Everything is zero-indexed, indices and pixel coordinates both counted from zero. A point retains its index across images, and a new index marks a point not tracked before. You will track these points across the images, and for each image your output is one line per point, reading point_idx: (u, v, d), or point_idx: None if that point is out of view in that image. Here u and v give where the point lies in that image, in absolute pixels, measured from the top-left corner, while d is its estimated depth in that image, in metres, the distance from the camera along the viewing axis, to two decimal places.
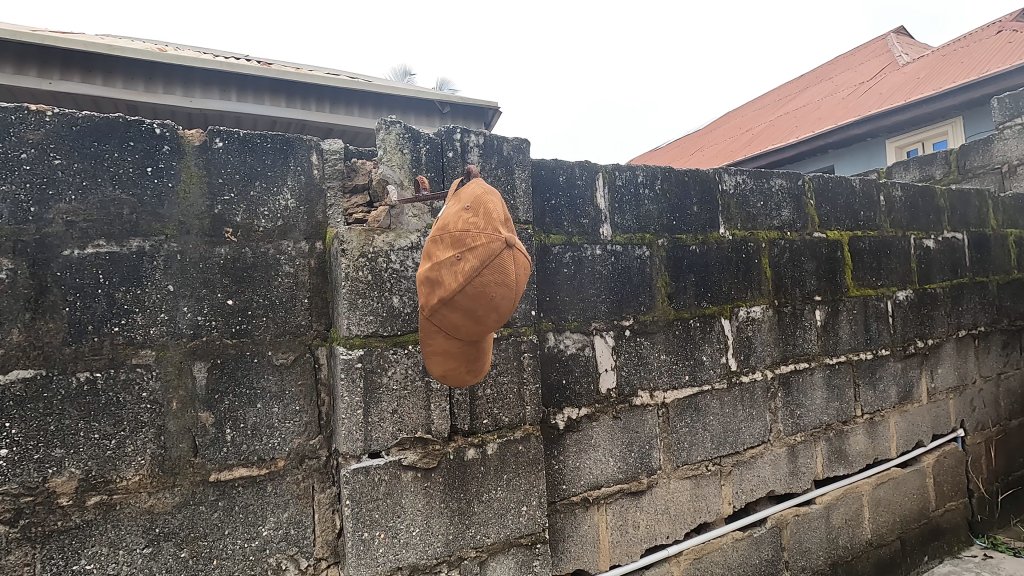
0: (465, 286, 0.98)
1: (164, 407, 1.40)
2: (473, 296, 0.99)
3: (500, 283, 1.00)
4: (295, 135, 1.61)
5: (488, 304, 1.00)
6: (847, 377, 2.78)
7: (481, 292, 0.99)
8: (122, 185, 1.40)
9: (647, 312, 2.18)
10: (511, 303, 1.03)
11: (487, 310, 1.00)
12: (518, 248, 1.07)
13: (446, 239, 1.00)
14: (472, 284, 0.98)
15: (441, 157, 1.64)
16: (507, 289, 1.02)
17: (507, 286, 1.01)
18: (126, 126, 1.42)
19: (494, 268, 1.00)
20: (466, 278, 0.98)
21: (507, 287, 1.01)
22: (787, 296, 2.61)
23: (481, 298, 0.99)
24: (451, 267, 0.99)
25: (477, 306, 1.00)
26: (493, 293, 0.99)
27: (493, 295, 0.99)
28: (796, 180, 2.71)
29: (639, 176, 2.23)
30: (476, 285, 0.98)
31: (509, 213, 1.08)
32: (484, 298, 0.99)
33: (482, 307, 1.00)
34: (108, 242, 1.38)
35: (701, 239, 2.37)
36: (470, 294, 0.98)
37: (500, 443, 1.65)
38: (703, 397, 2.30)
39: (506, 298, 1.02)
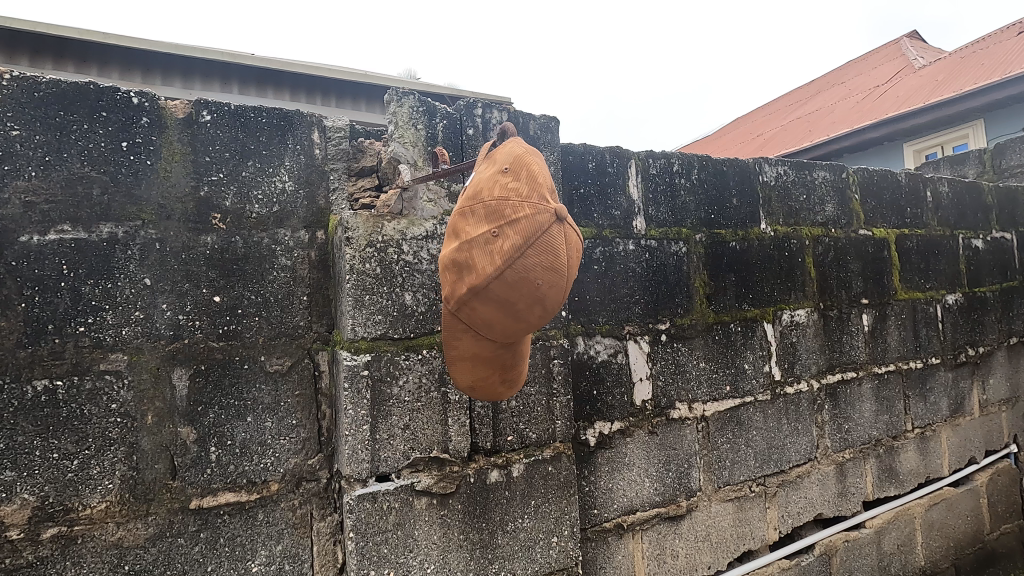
0: (505, 270, 0.80)
1: (137, 422, 1.19)
2: (513, 283, 0.80)
3: (547, 267, 0.82)
4: (294, 109, 1.41)
5: (533, 292, 0.81)
6: (896, 388, 2.55)
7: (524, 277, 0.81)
8: (92, 161, 1.21)
9: (684, 315, 1.96)
10: (561, 293, 0.84)
11: (530, 301, 0.82)
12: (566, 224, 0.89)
13: (480, 212, 0.83)
14: (513, 267, 0.80)
15: (460, 134, 1.43)
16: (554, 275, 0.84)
17: (556, 271, 0.82)
18: (98, 94, 1.22)
19: (540, 247, 0.81)
20: (506, 260, 0.80)
21: (555, 272, 0.83)
22: (833, 298, 2.38)
23: (523, 285, 0.81)
24: (488, 246, 0.81)
25: (518, 295, 0.81)
26: (538, 279, 0.81)
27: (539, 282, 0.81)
28: (840, 173, 2.49)
29: (674, 164, 2.02)
30: (518, 269, 0.80)
31: (553, 180, 0.90)
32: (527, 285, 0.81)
33: (525, 297, 0.81)
34: (74, 227, 1.18)
35: (741, 235, 2.15)
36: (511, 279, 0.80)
37: (527, 463, 1.43)
38: (746, 409, 2.07)
39: (555, 286, 0.83)
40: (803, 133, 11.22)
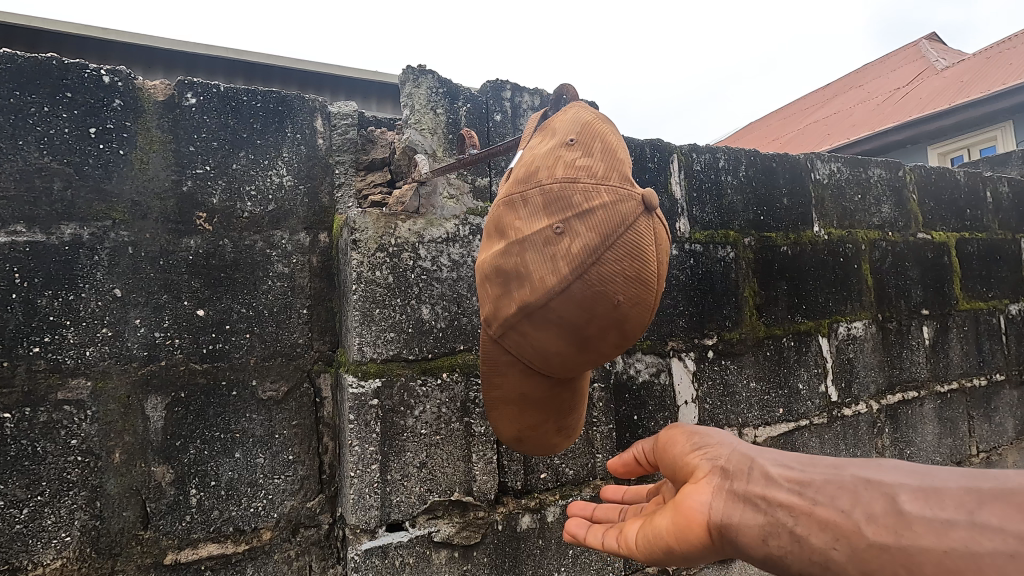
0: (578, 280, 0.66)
1: (102, 461, 1.00)
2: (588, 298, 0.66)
3: (628, 276, 0.67)
4: (293, 92, 1.22)
5: (611, 309, 0.68)
6: (960, 408, 2.30)
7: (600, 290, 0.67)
8: (53, 150, 1.02)
9: (733, 329, 1.74)
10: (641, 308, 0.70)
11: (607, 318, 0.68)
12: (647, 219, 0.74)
13: (542, 204, 0.68)
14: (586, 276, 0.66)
15: (487, 120, 1.24)
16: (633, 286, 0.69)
17: (639, 281, 0.68)
18: (62, 70, 1.03)
19: (618, 250, 0.67)
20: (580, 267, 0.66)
21: (635, 283, 0.68)
22: (892, 309, 2.15)
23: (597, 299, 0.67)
24: (550, 247, 0.67)
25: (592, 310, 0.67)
26: (616, 292, 0.66)
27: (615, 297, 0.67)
28: (895, 170, 2.27)
29: (719, 160, 1.81)
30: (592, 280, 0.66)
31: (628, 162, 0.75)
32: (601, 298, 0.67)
33: (600, 312, 0.68)
34: (29, 228, 0.99)
35: (792, 239, 1.93)
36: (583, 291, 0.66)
37: (563, 506, 1.22)
38: (801, 435, 1.84)
39: (636, 300, 0.69)
40: (822, 136, 10.95)
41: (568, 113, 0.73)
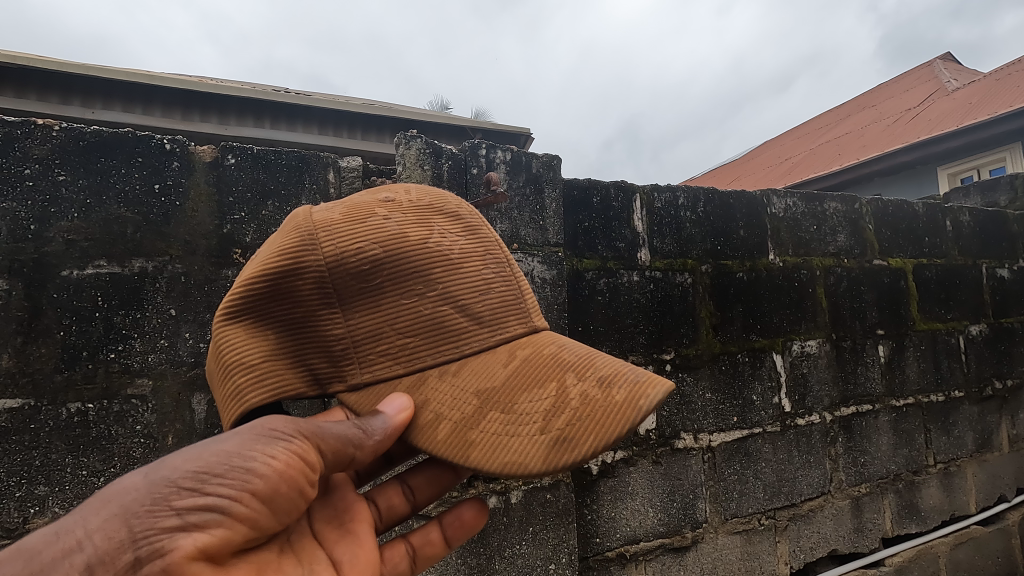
0: (582, 407, 0.77)
1: (159, 442, 1.29)
2: (536, 330, 0.91)
3: (390, 251, 0.84)
4: (311, 151, 1.52)
5: (629, 366, 0.84)
6: (916, 422, 2.49)
7: (562, 357, 0.84)
8: (127, 202, 1.33)
9: (690, 345, 1.99)
10: (407, 247, 0.85)
11: (627, 369, 0.83)
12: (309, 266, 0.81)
13: (375, 341, 0.82)
14: (620, 402, 0.78)
15: (465, 173, 1.53)
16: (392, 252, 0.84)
17: (392, 243, 0.84)
18: (135, 142, 1.35)
19: (383, 266, 0.83)
20: (546, 364, 0.82)
21: (395, 248, 0.84)
22: (846, 329, 2.37)
23: (434, 313, 0.84)
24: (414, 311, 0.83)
25: (593, 366, 0.83)
26: (416, 281, 0.84)
27: (419, 271, 0.85)
28: (851, 204, 2.50)
29: (679, 198, 2.06)
30: (629, 403, 0.77)
31: (283, 289, 0.81)
32: (542, 343, 0.87)
33: (589, 367, 0.83)
34: (109, 262, 1.29)
35: (748, 266, 2.17)
36: (602, 412, 0.76)
37: (526, 490, 1.48)
38: (754, 440, 2.05)
39: (398, 249, 0.84)
40: None
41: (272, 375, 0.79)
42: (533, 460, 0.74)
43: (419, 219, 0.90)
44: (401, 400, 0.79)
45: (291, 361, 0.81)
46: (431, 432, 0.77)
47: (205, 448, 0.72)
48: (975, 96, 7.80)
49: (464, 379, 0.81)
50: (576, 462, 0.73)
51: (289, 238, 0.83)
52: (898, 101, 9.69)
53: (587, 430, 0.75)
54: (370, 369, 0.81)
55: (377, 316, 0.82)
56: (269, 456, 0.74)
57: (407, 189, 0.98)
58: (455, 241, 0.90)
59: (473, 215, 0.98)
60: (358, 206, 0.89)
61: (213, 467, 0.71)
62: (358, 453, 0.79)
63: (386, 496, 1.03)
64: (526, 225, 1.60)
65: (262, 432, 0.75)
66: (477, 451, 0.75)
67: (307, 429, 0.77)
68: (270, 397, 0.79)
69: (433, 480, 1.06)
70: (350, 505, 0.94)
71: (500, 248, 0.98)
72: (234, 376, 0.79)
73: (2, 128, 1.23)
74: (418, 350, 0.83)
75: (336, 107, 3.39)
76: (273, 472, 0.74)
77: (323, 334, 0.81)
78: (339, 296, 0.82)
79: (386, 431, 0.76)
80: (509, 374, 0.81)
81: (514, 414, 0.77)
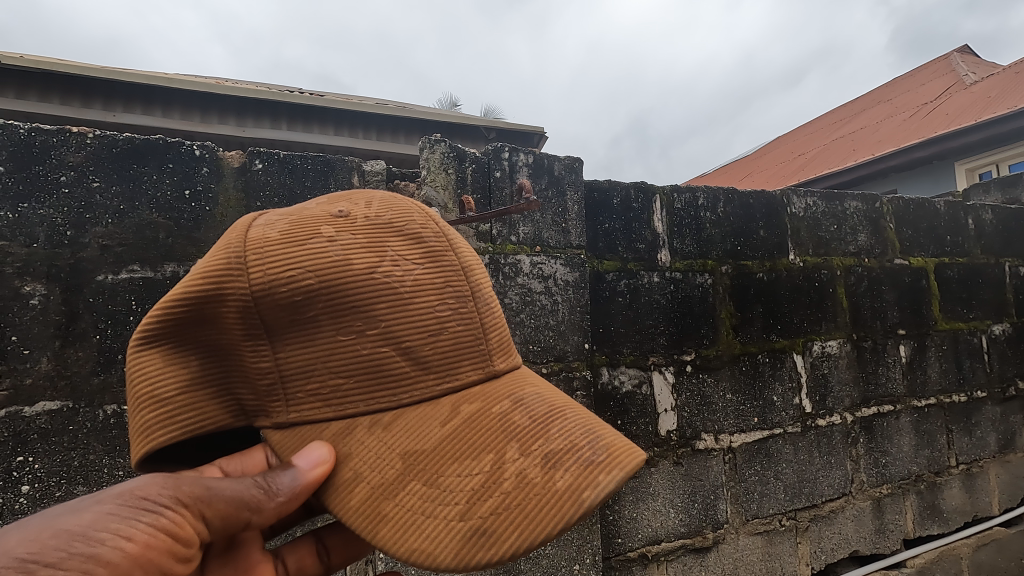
0: (514, 493, 0.70)
1: None
2: (496, 374, 0.83)
3: (322, 282, 0.74)
4: (336, 156, 1.53)
5: (589, 439, 0.77)
6: (938, 422, 2.47)
7: (511, 420, 0.76)
8: (158, 208, 1.35)
9: (710, 346, 1.98)
10: (346, 277, 0.74)
11: (582, 444, 0.75)
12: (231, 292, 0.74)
13: (299, 383, 0.75)
14: (560, 490, 0.71)
15: (489, 177, 1.54)
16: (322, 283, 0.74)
17: (329, 273, 0.74)
18: (166, 148, 1.37)
19: (312, 301, 0.74)
20: (488, 428, 0.75)
21: (329, 279, 0.74)
22: (867, 329, 2.35)
23: (370, 358, 0.75)
24: (345, 352, 0.75)
25: (543, 437, 0.75)
26: (354, 320, 0.75)
27: (354, 306, 0.75)
28: (872, 202, 2.48)
29: (699, 198, 2.06)
30: (569, 495, 0.70)
31: (203, 318, 0.74)
32: (496, 396, 0.79)
33: (538, 439, 0.75)
34: (142, 267, 1.31)
35: (768, 266, 2.16)
36: (535, 502, 0.70)
37: None
38: (775, 441, 2.05)
39: (333, 281, 0.74)
40: None
41: (186, 410, 0.75)
42: (445, 549, 0.67)
43: (371, 242, 0.78)
44: (319, 451, 0.73)
45: (213, 393, 0.76)
46: (346, 495, 0.72)
47: (44, 527, 0.65)
48: (991, 89, 7.69)
49: (394, 436, 0.73)
50: (493, 559, 0.67)
51: (216, 259, 0.75)
52: (913, 94, 9.57)
53: (512, 521, 0.68)
54: (296, 410, 0.75)
55: (306, 355, 0.74)
56: (124, 537, 0.68)
57: (371, 197, 0.87)
58: (411, 270, 0.79)
59: (442, 235, 0.86)
60: (303, 222, 0.78)
61: (47, 555, 0.63)
62: (255, 516, 0.77)
63: (298, 555, 0.99)
64: (548, 228, 1.60)
65: (127, 505, 0.70)
66: (387, 528, 0.68)
67: (190, 496, 0.73)
68: (181, 434, 0.75)
69: (350, 542, 1.02)
70: (251, 567, 0.90)
71: (472, 273, 0.87)
72: (144, 410, 0.74)
73: (39, 136, 1.25)
74: (346, 394, 0.75)
75: (351, 108, 3.37)
76: (125, 558, 0.68)
77: (245, 369, 0.75)
78: (266, 330, 0.75)
79: (295, 488, 0.72)
80: (442, 438, 0.73)
81: (437, 490, 0.70)
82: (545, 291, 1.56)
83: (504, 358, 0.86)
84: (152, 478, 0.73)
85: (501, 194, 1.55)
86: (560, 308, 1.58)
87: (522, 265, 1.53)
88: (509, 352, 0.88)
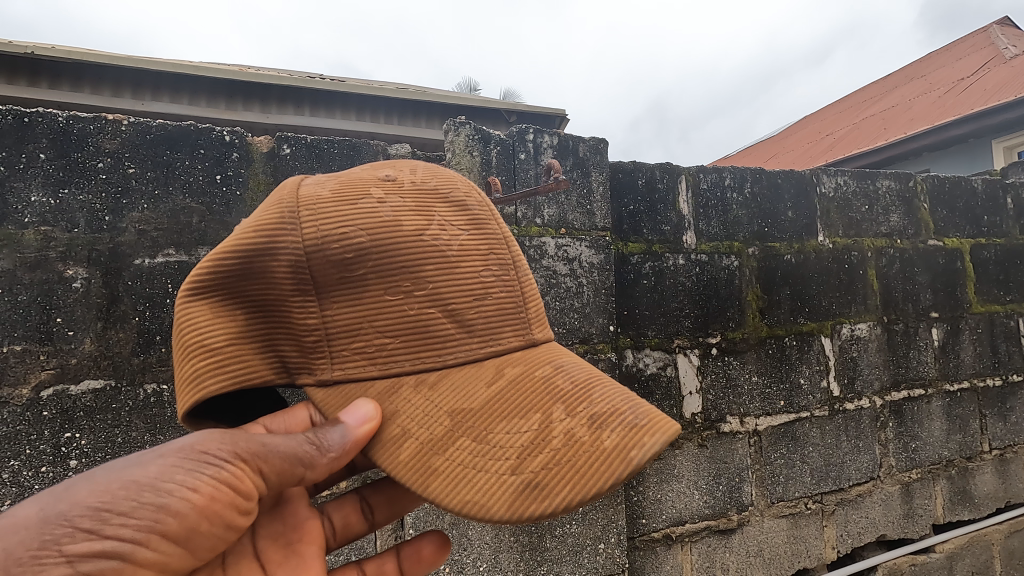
0: (563, 450, 0.71)
1: None
2: (535, 342, 0.85)
3: (375, 240, 0.76)
4: (362, 140, 1.55)
5: (631, 404, 0.77)
6: (971, 407, 2.42)
7: (555, 383, 0.77)
8: (192, 193, 1.38)
9: (736, 328, 1.96)
10: (396, 237, 0.77)
11: (625, 409, 0.76)
12: (284, 246, 0.76)
13: (346, 339, 0.76)
14: (607, 449, 0.72)
15: (514, 158, 1.54)
16: (374, 240, 0.76)
17: (380, 232, 0.76)
18: (197, 134, 1.40)
19: (364, 258, 0.76)
20: (534, 389, 0.76)
21: (381, 238, 0.76)
22: (899, 312, 2.30)
23: (417, 317, 0.77)
24: (394, 311, 0.77)
25: (587, 400, 0.76)
26: (403, 278, 0.77)
27: (404, 265, 0.77)
28: (906, 181, 2.41)
29: (726, 178, 2.03)
30: (617, 453, 0.71)
31: (256, 271, 0.76)
32: (538, 361, 0.81)
33: (583, 401, 0.76)
34: (177, 251, 1.35)
35: (796, 248, 2.12)
36: (584, 460, 0.71)
37: None
38: (801, 424, 2.03)
39: (385, 240, 0.76)
40: None
41: (236, 362, 0.76)
42: (497, 502, 0.69)
43: (419, 206, 0.81)
44: (366, 408, 0.74)
45: (260, 347, 0.77)
46: (394, 450, 0.73)
47: (113, 479, 0.69)
48: None
49: (440, 395, 0.75)
50: (544, 512, 0.68)
51: (270, 215, 0.77)
52: (948, 70, 9.17)
53: (562, 477, 0.70)
54: (342, 367, 0.77)
55: (355, 313, 0.76)
56: (190, 488, 0.72)
57: (414, 165, 0.89)
58: (457, 235, 0.82)
59: (484, 205, 0.89)
60: (352, 184, 0.81)
61: (119, 504, 0.68)
62: (309, 472, 0.79)
63: (343, 513, 1.02)
64: (573, 210, 1.60)
65: (190, 458, 0.73)
66: (438, 482, 0.70)
67: (247, 452, 0.75)
68: (230, 386, 0.75)
69: (392, 501, 1.04)
70: (299, 523, 0.93)
71: (512, 244, 0.89)
72: (195, 359, 0.75)
73: (77, 124, 1.29)
74: (393, 352, 0.77)
75: (373, 93, 3.37)
76: (192, 509, 0.72)
77: (293, 324, 0.77)
78: (316, 286, 0.76)
79: (344, 445, 0.72)
80: (489, 398, 0.75)
81: (487, 446, 0.72)
82: (570, 273, 1.56)
83: (542, 328, 0.87)
84: (212, 433, 0.75)
85: (528, 174, 1.55)
86: (585, 290, 1.58)
87: (547, 248, 1.53)
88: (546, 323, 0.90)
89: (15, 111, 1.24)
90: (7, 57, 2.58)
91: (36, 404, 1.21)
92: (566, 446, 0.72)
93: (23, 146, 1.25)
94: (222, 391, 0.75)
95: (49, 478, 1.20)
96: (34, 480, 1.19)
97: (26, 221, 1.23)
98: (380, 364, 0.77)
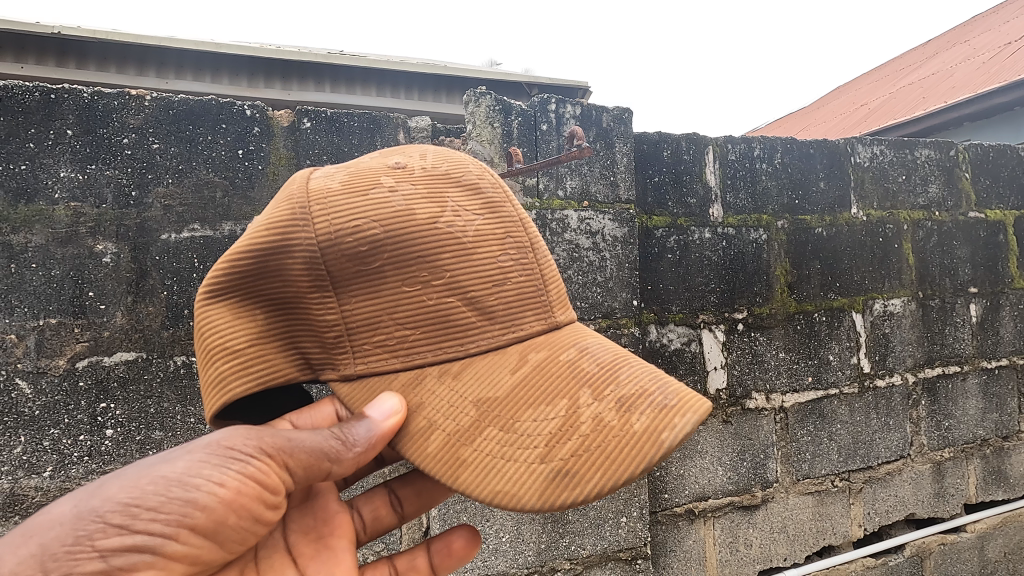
0: (592, 435, 0.71)
1: None
2: (558, 325, 0.83)
3: (390, 230, 0.75)
4: (381, 113, 1.53)
5: (659, 384, 0.76)
6: (1009, 385, 2.34)
7: (580, 366, 0.76)
8: (215, 168, 1.39)
9: (763, 304, 1.92)
10: (411, 226, 0.76)
11: (654, 389, 0.75)
12: (298, 238, 0.75)
13: (369, 333, 0.76)
14: (638, 433, 0.71)
15: (536, 130, 1.51)
16: (389, 229, 0.75)
17: (394, 222, 0.75)
18: (219, 109, 1.40)
19: (380, 247, 0.75)
20: (557, 375, 0.75)
21: (396, 228, 0.75)
22: (935, 287, 2.22)
23: (438, 307, 0.76)
24: (414, 301, 0.76)
25: (615, 382, 0.75)
26: (421, 267, 0.76)
27: (423, 253, 0.76)
28: (946, 150, 2.29)
29: (755, 149, 1.96)
30: (648, 436, 0.71)
31: (273, 266, 0.75)
32: (562, 344, 0.79)
33: (610, 383, 0.75)
34: (202, 226, 1.36)
35: (828, 221, 2.05)
36: (613, 444, 0.70)
37: None
38: (830, 401, 1.98)
39: (400, 230, 0.75)
40: None
41: (260, 362, 0.75)
42: (529, 490, 0.68)
43: (432, 193, 0.79)
44: (391, 402, 0.74)
45: (282, 345, 0.77)
46: (421, 443, 0.73)
47: (143, 475, 0.71)
48: None
49: (464, 385, 0.74)
50: (578, 499, 0.68)
51: (281, 212, 0.77)
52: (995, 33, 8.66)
53: (592, 463, 0.70)
54: (365, 361, 0.77)
55: (374, 304, 0.76)
56: (217, 483, 0.73)
57: (424, 151, 0.87)
58: (472, 220, 0.80)
59: (498, 187, 0.87)
60: (362, 175, 0.80)
61: (148, 499, 0.70)
62: (336, 466, 0.78)
63: (373, 506, 1.03)
64: (596, 182, 1.57)
65: (216, 454, 0.74)
66: (467, 473, 0.70)
67: (273, 447, 0.76)
68: (254, 386, 0.75)
69: (421, 494, 1.04)
70: (329, 517, 0.94)
71: (529, 226, 0.88)
72: (218, 362, 0.75)
73: (102, 101, 1.30)
74: (415, 343, 0.76)
75: (392, 67, 3.34)
76: (219, 502, 0.73)
77: (314, 320, 0.76)
78: (333, 279, 0.76)
79: (370, 439, 0.72)
80: (513, 388, 0.74)
81: (515, 436, 0.71)
82: (593, 247, 1.54)
83: (564, 310, 0.86)
84: (238, 428, 0.76)
85: (550, 143, 1.52)
86: (609, 264, 1.55)
87: (570, 221, 1.51)
88: (568, 305, 0.88)
89: (42, 88, 1.26)
90: (35, 39, 2.61)
91: (72, 375, 1.25)
92: (596, 431, 0.71)
93: (51, 122, 1.26)
94: (248, 392, 0.75)
95: (87, 445, 1.24)
96: (73, 447, 1.23)
97: (57, 198, 1.26)
98: (402, 356, 0.76)
